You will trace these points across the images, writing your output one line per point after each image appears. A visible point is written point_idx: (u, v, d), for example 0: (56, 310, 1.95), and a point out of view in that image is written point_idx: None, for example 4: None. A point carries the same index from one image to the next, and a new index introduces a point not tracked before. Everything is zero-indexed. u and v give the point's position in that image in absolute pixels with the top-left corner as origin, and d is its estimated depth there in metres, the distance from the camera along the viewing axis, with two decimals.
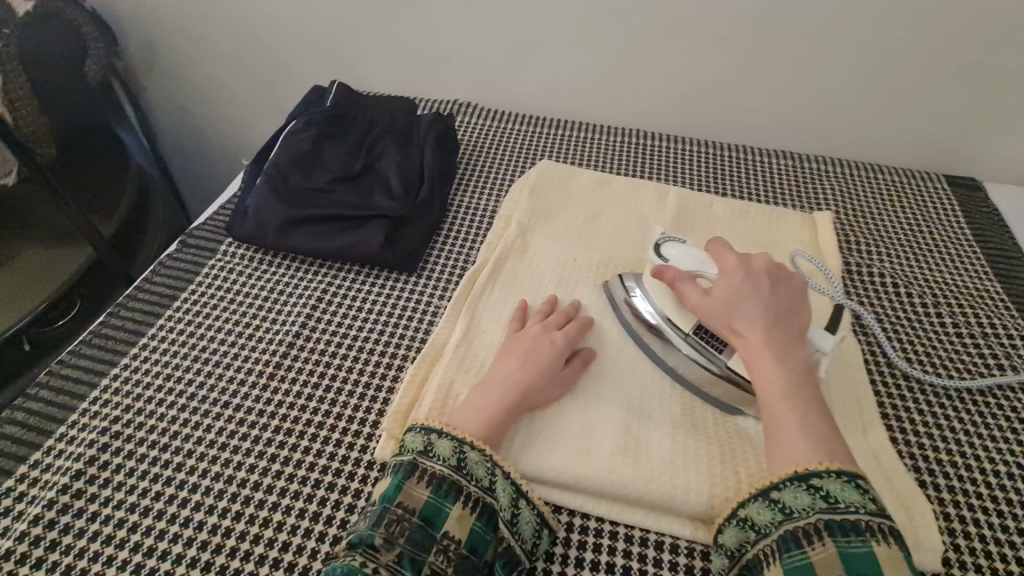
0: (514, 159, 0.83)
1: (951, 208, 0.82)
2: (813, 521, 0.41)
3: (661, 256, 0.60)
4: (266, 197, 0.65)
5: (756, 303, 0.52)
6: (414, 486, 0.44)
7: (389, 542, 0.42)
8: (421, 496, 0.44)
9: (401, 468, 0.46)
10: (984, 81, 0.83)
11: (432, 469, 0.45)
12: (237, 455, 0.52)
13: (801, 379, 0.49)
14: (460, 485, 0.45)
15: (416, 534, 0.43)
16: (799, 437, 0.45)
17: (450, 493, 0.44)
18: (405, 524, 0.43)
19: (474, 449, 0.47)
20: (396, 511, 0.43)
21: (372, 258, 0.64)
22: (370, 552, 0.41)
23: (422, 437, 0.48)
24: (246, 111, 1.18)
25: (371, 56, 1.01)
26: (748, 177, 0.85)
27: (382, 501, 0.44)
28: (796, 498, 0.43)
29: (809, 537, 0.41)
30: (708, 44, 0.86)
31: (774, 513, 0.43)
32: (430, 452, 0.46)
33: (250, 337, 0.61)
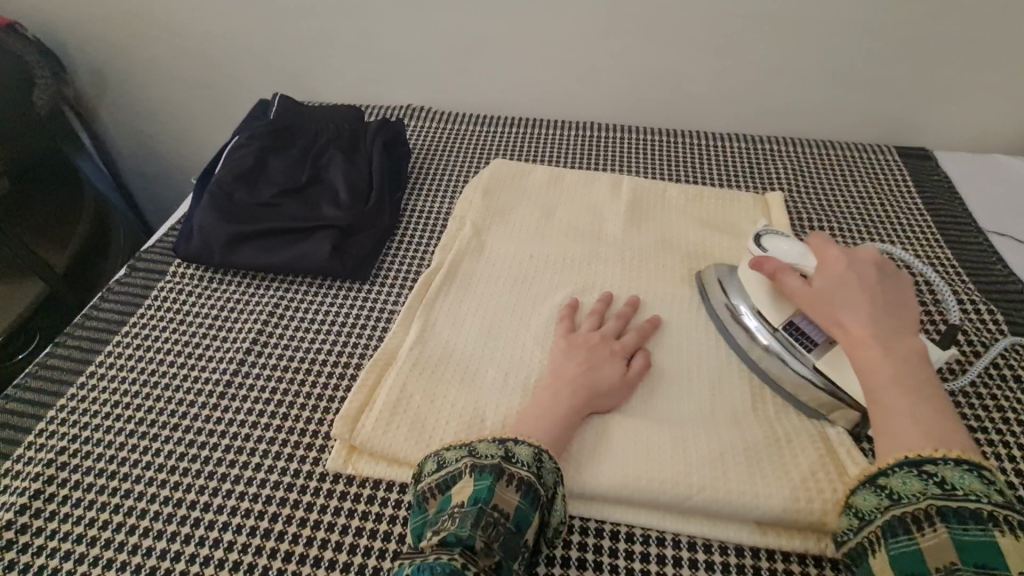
0: (467, 160, 0.83)
1: (902, 180, 0.83)
2: (924, 508, 0.39)
3: (759, 246, 0.57)
4: (209, 214, 0.65)
5: (859, 293, 0.49)
6: (505, 490, 0.43)
7: (486, 547, 0.40)
8: (513, 500, 0.43)
9: (490, 470, 0.44)
10: (925, 51, 0.83)
11: (516, 474, 0.44)
12: (186, 478, 0.51)
13: (916, 372, 0.45)
14: (540, 493, 0.44)
15: (507, 540, 0.41)
16: (914, 429, 0.42)
17: (534, 502, 0.43)
18: (499, 529, 0.41)
19: (552, 460, 0.46)
20: (491, 514, 0.42)
21: (322, 268, 0.64)
22: (468, 555, 0.39)
23: (498, 445, 0.46)
24: (203, 130, 1.17)
25: (320, 66, 1.00)
26: (703, 162, 0.85)
27: (475, 500, 0.42)
28: (905, 484, 0.41)
29: (919, 523, 0.39)
30: (652, 33, 0.87)
31: (880, 498, 0.42)
32: (513, 459, 0.45)
33: (200, 356, 0.60)
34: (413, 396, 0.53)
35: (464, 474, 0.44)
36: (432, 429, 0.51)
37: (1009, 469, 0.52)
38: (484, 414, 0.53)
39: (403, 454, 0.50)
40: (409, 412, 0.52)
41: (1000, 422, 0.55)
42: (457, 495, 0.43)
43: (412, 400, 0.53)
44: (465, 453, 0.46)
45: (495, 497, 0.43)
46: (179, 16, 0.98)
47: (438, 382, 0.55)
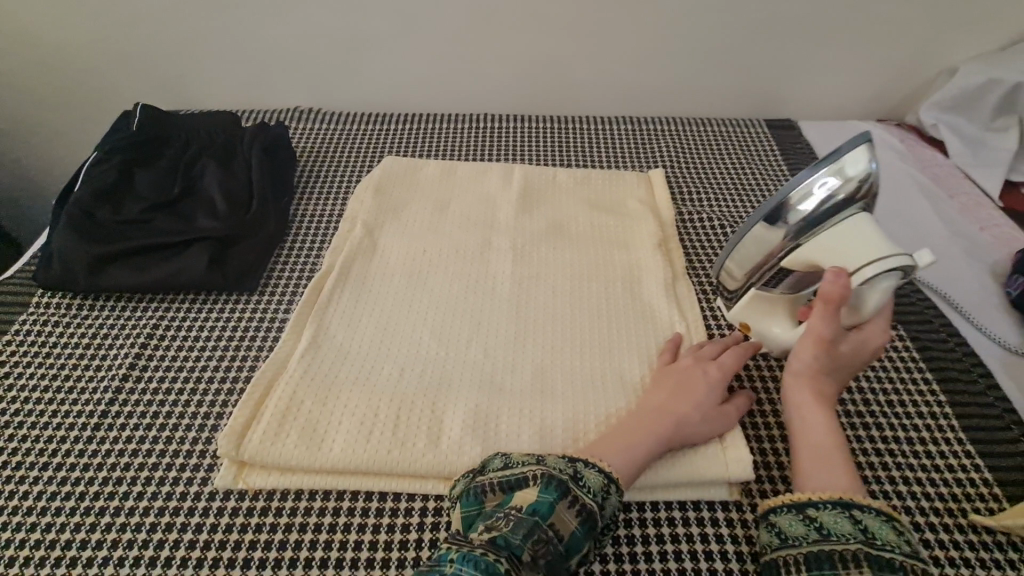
0: (358, 160, 0.82)
1: (770, 149, 0.90)
2: (850, 549, 0.39)
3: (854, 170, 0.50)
4: (68, 237, 0.60)
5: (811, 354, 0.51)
6: (565, 510, 0.42)
7: (532, 560, 0.40)
8: (571, 523, 0.42)
9: (557, 486, 0.43)
10: (779, 27, 0.90)
11: (580, 494, 0.44)
12: (62, 516, 0.48)
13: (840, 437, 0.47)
14: (597, 522, 0.43)
15: (557, 559, 0.40)
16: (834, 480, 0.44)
17: (589, 528, 0.42)
18: (551, 547, 0.41)
19: (618, 492, 0.46)
20: (546, 531, 0.41)
21: (201, 282, 0.61)
22: (513, 561, 0.39)
23: (569, 463, 0.46)
24: (74, 148, 1.08)
25: (195, 72, 0.95)
26: (591, 145, 0.88)
27: (532, 513, 0.42)
28: (836, 523, 0.40)
29: (842, 560, 0.38)
30: (530, 24, 0.89)
31: (809, 529, 0.41)
32: (581, 480, 0.45)
33: (72, 389, 0.56)
34: (304, 403, 0.53)
35: (530, 483, 0.44)
36: (327, 432, 0.51)
37: (859, 402, 0.57)
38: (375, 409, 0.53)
39: (295, 461, 0.49)
40: (301, 419, 0.51)
41: None
42: (518, 500, 0.43)
43: (304, 409, 0.52)
44: (533, 461, 0.46)
45: (553, 515, 0.42)
46: (24, 24, 0.90)
47: (327, 384, 0.54)
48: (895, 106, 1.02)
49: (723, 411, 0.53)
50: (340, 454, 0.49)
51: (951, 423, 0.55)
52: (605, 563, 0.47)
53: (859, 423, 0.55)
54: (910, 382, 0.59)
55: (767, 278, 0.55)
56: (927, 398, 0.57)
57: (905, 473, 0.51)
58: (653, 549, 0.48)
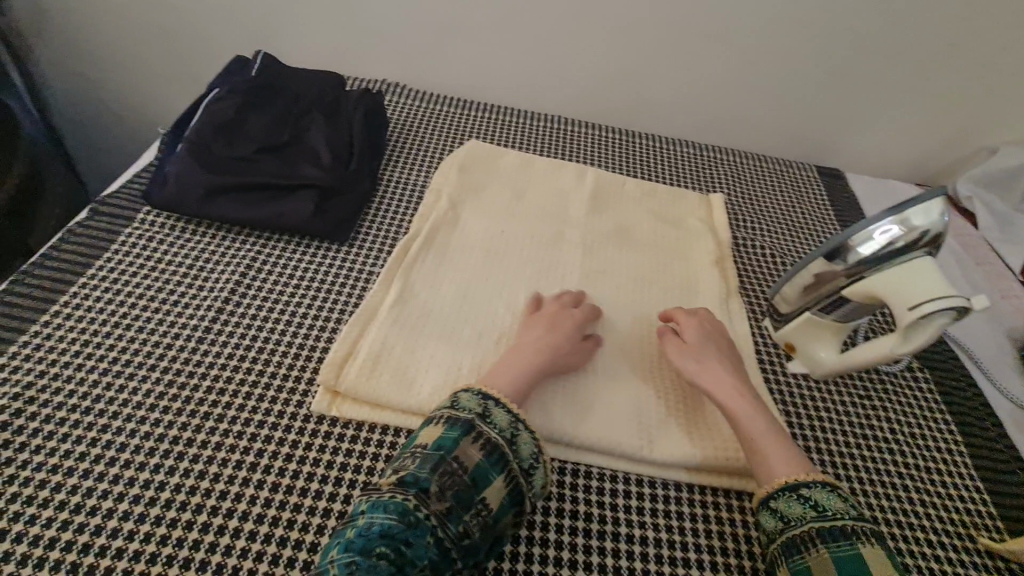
0: (443, 138, 0.87)
1: (819, 193, 0.96)
2: (808, 530, 0.45)
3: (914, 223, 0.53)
4: (187, 163, 0.65)
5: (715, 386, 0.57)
6: (469, 445, 0.46)
7: (439, 492, 0.44)
8: (474, 456, 0.46)
9: (461, 425, 0.47)
10: (844, 83, 0.97)
11: (487, 432, 0.47)
12: (168, 416, 0.52)
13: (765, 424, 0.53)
14: (506, 457, 0.47)
15: (462, 493, 0.44)
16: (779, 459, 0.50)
17: (496, 461, 0.46)
18: (456, 478, 0.44)
19: (527, 430, 0.49)
20: (451, 464, 0.45)
21: (303, 226, 0.65)
22: (421, 496, 0.43)
23: (478, 402, 0.49)
24: (156, 83, 1.11)
25: (292, 30, 1.00)
26: (657, 161, 0.94)
27: (437, 449, 0.46)
28: (790, 509, 0.47)
29: (806, 544, 0.45)
30: (618, 40, 0.94)
31: (776, 522, 0.47)
32: (487, 418, 0.48)
33: (176, 303, 0.61)
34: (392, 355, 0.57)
35: (437, 424, 0.48)
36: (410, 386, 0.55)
37: (885, 429, 0.63)
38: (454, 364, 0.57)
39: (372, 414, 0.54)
40: (390, 364, 0.56)
41: (881, 393, 0.66)
42: (425, 438, 0.47)
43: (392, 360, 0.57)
44: (448, 405, 0.49)
45: (458, 448, 0.46)
46: None
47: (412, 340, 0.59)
48: (935, 172, 1.09)
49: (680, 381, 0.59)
50: (426, 398, 0.54)
51: (965, 458, 0.61)
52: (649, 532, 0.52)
53: (885, 448, 0.61)
54: (932, 421, 0.64)
55: (822, 304, 0.61)
56: (945, 434, 0.64)
57: (923, 496, 0.57)
58: (699, 525, 0.53)
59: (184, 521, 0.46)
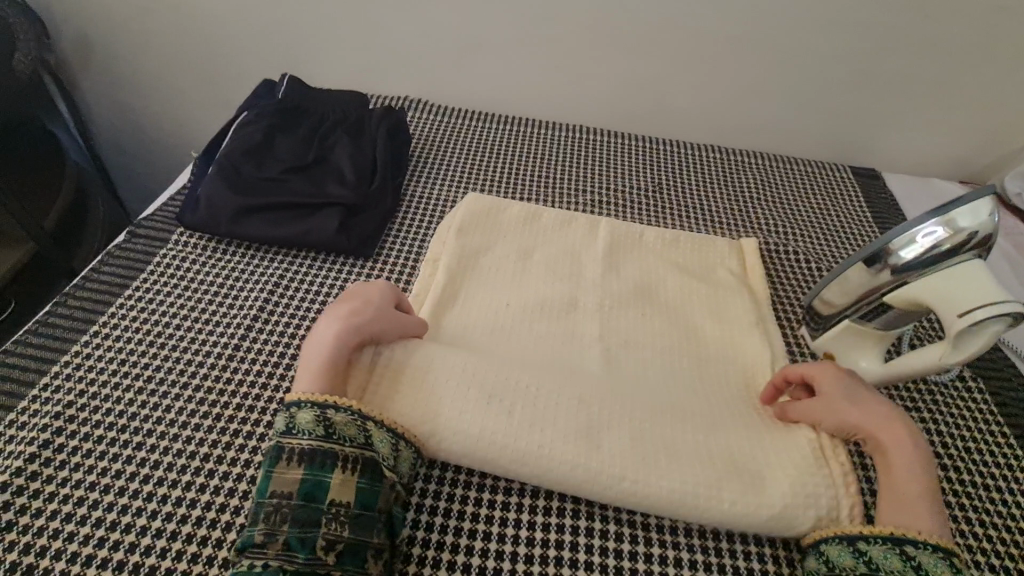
0: (464, 152, 0.87)
1: (856, 194, 0.92)
2: None
3: (956, 228, 0.50)
4: (218, 185, 0.66)
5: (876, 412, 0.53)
6: (285, 470, 0.47)
7: (273, 533, 0.44)
8: (294, 477, 0.47)
9: (271, 456, 0.48)
10: (878, 82, 0.93)
11: (296, 446, 0.48)
12: (198, 433, 0.53)
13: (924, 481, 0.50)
14: (333, 452, 0.48)
15: (297, 513, 0.45)
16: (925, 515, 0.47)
17: (323, 465, 0.47)
18: (285, 511, 0.45)
19: (340, 411, 0.49)
20: (272, 503, 0.46)
21: (328, 243, 0.66)
22: (261, 549, 0.44)
23: (285, 418, 0.49)
24: (190, 108, 1.16)
25: (318, 51, 1.02)
26: (683, 167, 0.92)
27: (259, 498, 0.46)
28: (886, 558, 0.45)
29: None
30: (641, 47, 0.93)
31: (855, 560, 0.46)
32: (292, 431, 0.48)
33: (207, 322, 0.62)
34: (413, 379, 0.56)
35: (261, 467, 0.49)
36: None
37: (937, 443, 0.59)
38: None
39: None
40: (413, 381, 0.56)
41: (928, 402, 0.63)
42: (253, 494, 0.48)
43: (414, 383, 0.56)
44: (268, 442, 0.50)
45: (274, 484, 0.47)
46: None
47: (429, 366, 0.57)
48: (980, 169, 1.04)
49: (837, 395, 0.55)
50: None
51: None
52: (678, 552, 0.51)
53: (939, 463, 0.58)
54: (985, 431, 0.61)
55: (864, 313, 0.58)
56: (1003, 449, 0.60)
57: (982, 516, 0.54)
58: (737, 547, 0.52)
59: (215, 539, 0.47)
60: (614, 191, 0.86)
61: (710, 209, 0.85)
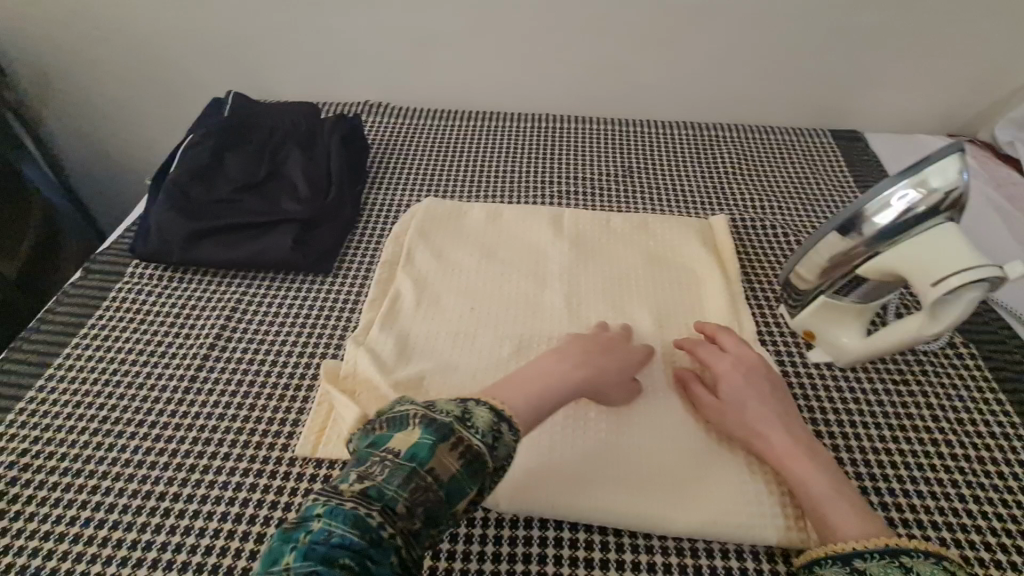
0: (425, 153, 0.85)
1: (836, 159, 0.89)
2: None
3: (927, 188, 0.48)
4: (166, 212, 0.65)
5: (768, 413, 0.51)
6: (446, 453, 0.39)
7: (408, 509, 0.37)
8: (453, 466, 0.39)
9: (437, 427, 0.40)
10: (850, 40, 0.89)
11: (468, 438, 0.40)
12: (156, 471, 0.52)
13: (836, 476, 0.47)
14: (485, 465, 0.40)
15: (439, 506, 0.38)
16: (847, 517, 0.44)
17: (475, 474, 0.40)
18: (428, 491, 0.38)
19: (510, 433, 0.43)
20: (425, 476, 0.38)
21: (283, 261, 0.64)
22: (387, 513, 0.36)
23: (455, 404, 0.42)
24: (154, 132, 1.14)
25: (274, 64, 1.00)
26: (653, 147, 0.89)
27: (410, 458, 0.39)
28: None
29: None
30: (600, 26, 0.90)
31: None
32: (468, 421, 0.41)
33: (163, 356, 0.60)
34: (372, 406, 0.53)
35: (413, 424, 0.41)
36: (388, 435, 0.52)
37: (926, 418, 0.56)
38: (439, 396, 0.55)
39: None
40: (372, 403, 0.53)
41: (913, 373, 0.60)
42: (398, 441, 0.40)
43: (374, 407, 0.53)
44: (420, 405, 0.43)
45: (433, 458, 0.39)
46: (123, 7, 0.95)
47: (392, 383, 0.54)
48: (968, 122, 0.99)
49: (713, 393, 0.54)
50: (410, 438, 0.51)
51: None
52: (650, 555, 0.48)
53: (929, 440, 0.55)
54: (977, 398, 0.58)
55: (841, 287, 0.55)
56: (999, 416, 0.57)
57: (977, 492, 0.51)
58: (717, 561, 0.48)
59: None
60: (583, 179, 0.83)
61: (684, 189, 0.82)
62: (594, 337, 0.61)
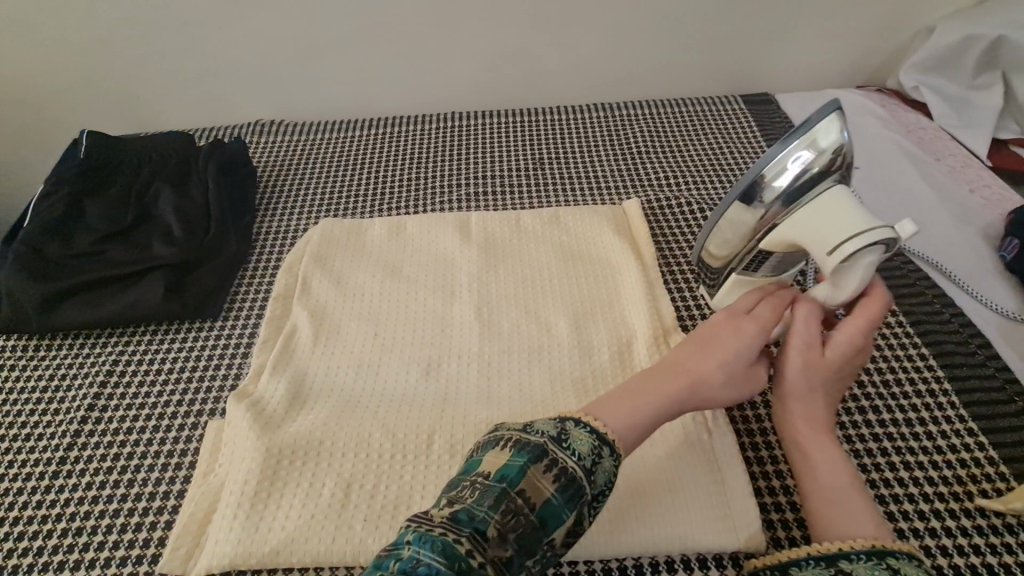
0: (321, 169, 0.79)
1: (749, 125, 0.87)
2: None
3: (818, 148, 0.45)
4: (13, 274, 0.57)
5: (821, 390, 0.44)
6: (540, 474, 0.35)
7: (500, 535, 0.33)
8: (547, 491, 0.35)
9: (530, 448, 0.36)
10: (745, 2, 0.88)
11: (562, 460, 0.37)
12: (21, 572, 0.45)
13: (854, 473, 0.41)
14: (584, 489, 0.36)
15: (527, 534, 0.34)
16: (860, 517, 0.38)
17: (574, 497, 0.36)
18: (519, 517, 0.34)
19: (611, 457, 0.38)
20: (515, 499, 0.34)
21: (158, 312, 0.58)
22: (477, 540, 0.33)
23: (555, 422, 0.39)
24: (33, 179, 1.04)
25: (151, 91, 0.93)
26: (562, 135, 0.85)
27: (500, 479, 0.35)
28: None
29: None
30: (494, 14, 0.86)
31: None
32: (564, 442, 0.37)
33: (24, 437, 0.53)
34: (253, 470, 0.46)
35: (504, 445, 0.37)
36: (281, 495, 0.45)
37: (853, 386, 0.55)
38: (334, 442, 0.48)
39: (234, 557, 0.42)
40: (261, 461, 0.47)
41: None
42: (487, 462, 0.36)
43: (254, 468, 0.46)
44: (518, 427, 0.38)
45: (524, 480, 0.35)
46: None
47: (284, 437, 0.48)
48: (875, 71, 0.99)
49: (745, 375, 0.45)
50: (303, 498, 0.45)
51: (950, 399, 0.53)
52: None
53: (856, 408, 0.53)
54: (902, 359, 0.56)
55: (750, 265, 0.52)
56: (923, 373, 0.55)
57: (906, 457, 0.49)
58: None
59: None
60: (491, 178, 0.79)
61: (596, 175, 0.79)
62: (507, 348, 0.57)
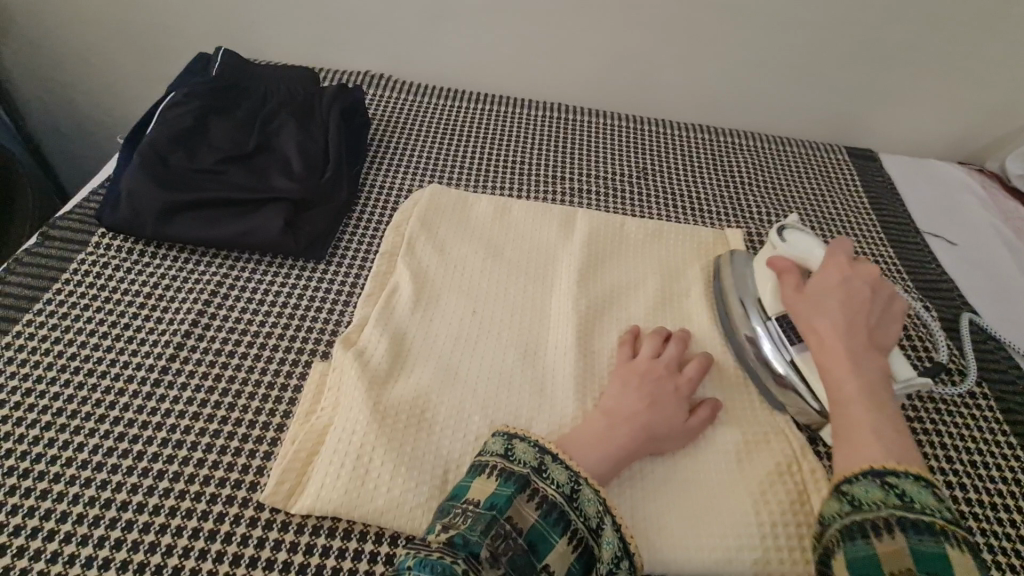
0: (431, 134, 0.79)
1: (852, 178, 0.87)
2: (882, 515, 0.40)
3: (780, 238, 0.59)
4: (140, 178, 0.58)
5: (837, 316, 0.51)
6: (525, 504, 0.41)
7: (491, 557, 0.38)
8: (530, 517, 0.41)
9: (515, 479, 0.42)
10: (875, 57, 0.87)
11: (543, 489, 0.42)
12: (117, 476, 0.46)
13: (880, 393, 0.47)
14: (568, 517, 0.41)
15: (519, 557, 0.39)
16: (874, 438, 0.44)
17: (560, 524, 0.41)
18: (510, 543, 0.39)
19: (590, 488, 0.44)
20: (505, 525, 0.39)
21: (272, 244, 0.58)
22: (471, 560, 0.37)
23: (536, 454, 0.44)
24: (126, 81, 1.04)
25: (267, 20, 0.92)
26: (669, 149, 0.85)
27: (490, 507, 0.40)
28: (866, 492, 0.41)
29: (876, 530, 0.39)
30: (626, 17, 0.85)
31: (842, 505, 0.42)
32: (545, 473, 0.43)
33: (130, 341, 0.54)
34: (361, 422, 0.48)
35: (489, 473, 0.43)
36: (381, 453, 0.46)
37: (942, 460, 0.56)
38: (436, 412, 0.50)
39: (335, 501, 0.44)
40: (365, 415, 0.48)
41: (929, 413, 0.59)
42: (476, 492, 0.41)
43: (363, 421, 0.48)
44: (500, 453, 0.44)
45: (511, 508, 0.40)
46: None
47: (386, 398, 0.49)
48: (979, 150, 0.98)
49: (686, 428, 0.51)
50: (404, 458, 0.46)
51: None
52: None
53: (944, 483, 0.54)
54: (990, 443, 0.58)
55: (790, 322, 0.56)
56: (1009, 463, 0.57)
57: (988, 539, 0.51)
58: None
59: None
60: (596, 178, 0.79)
61: (699, 197, 0.79)
62: (606, 352, 0.58)
